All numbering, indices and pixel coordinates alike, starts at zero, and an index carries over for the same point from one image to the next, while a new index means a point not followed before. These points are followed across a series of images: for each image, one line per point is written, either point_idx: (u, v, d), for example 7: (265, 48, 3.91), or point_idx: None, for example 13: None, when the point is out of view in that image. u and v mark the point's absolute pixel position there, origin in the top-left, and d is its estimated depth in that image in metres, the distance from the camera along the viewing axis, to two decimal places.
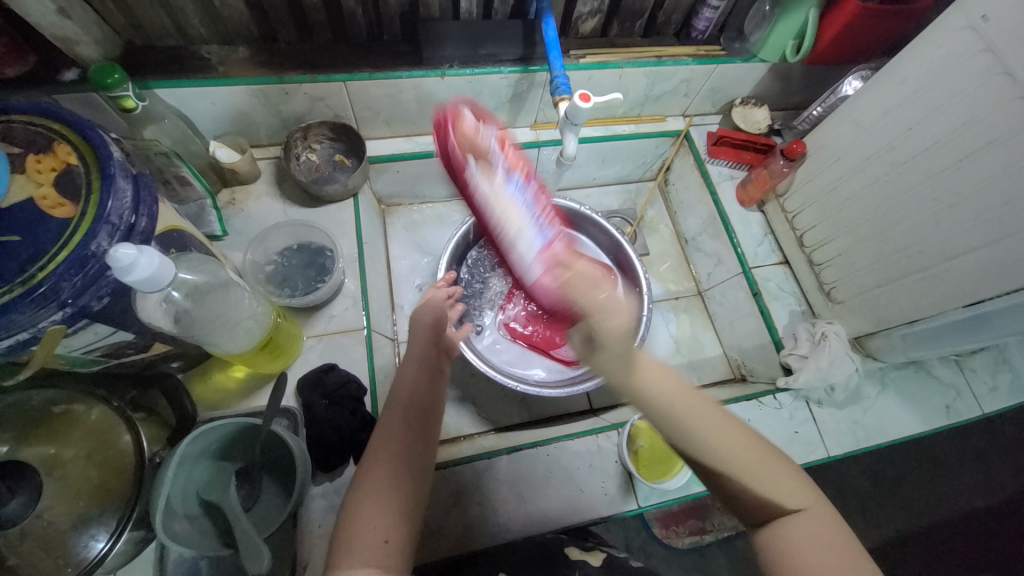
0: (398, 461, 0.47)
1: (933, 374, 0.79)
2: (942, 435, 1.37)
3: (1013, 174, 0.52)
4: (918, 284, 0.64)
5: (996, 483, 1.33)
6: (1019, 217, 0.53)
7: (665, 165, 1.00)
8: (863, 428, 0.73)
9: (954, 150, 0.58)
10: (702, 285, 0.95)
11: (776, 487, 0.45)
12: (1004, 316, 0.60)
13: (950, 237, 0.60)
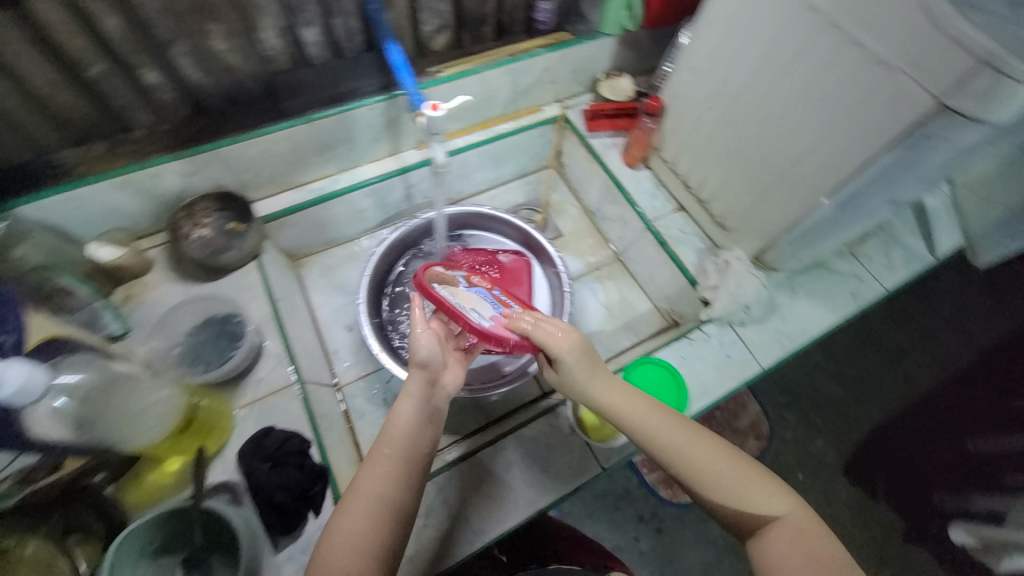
0: (368, 505, 0.49)
1: (834, 268, 0.86)
2: (881, 326, 1.57)
3: (822, 72, 0.59)
4: (785, 190, 0.70)
5: (950, 355, 1.52)
6: (836, 109, 0.59)
7: (556, 150, 1.05)
8: (786, 333, 0.79)
9: (773, 71, 0.64)
10: (618, 250, 1.00)
11: (744, 495, 0.55)
12: (861, 198, 0.66)
13: (795, 146, 0.66)
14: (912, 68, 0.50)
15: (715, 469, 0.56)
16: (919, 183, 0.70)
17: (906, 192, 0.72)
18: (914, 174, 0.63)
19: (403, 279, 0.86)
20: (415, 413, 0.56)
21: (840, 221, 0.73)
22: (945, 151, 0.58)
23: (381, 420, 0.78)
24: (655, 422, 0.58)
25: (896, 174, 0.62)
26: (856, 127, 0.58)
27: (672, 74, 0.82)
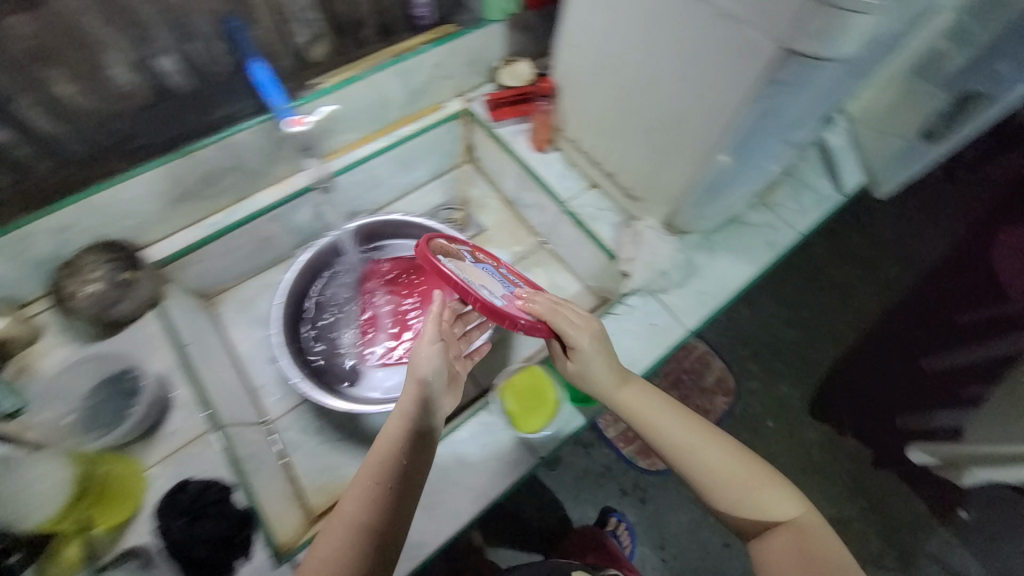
0: (347, 527, 0.52)
1: (747, 221, 0.88)
2: (830, 265, 1.77)
3: (682, 29, 0.58)
4: (676, 152, 0.69)
5: (890, 284, 1.73)
6: (700, 65, 0.59)
7: (467, 145, 1.03)
8: (708, 292, 0.81)
9: (640, 34, 0.64)
10: (542, 236, 0.99)
11: (751, 495, 0.62)
12: (745, 151, 0.66)
13: (675, 106, 0.65)
14: (753, 13, 0.50)
15: (724, 466, 0.64)
16: (807, 125, 0.70)
17: (797, 136, 0.73)
18: (798, 116, 0.63)
19: (324, 298, 0.83)
20: (398, 434, 0.56)
21: (742, 173, 0.73)
22: (817, 90, 0.58)
23: (318, 448, 0.76)
24: (669, 419, 0.66)
25: (779, 120, 0.62)
26: (720, 81, 0.57)
27: (558, 51, 0.81)
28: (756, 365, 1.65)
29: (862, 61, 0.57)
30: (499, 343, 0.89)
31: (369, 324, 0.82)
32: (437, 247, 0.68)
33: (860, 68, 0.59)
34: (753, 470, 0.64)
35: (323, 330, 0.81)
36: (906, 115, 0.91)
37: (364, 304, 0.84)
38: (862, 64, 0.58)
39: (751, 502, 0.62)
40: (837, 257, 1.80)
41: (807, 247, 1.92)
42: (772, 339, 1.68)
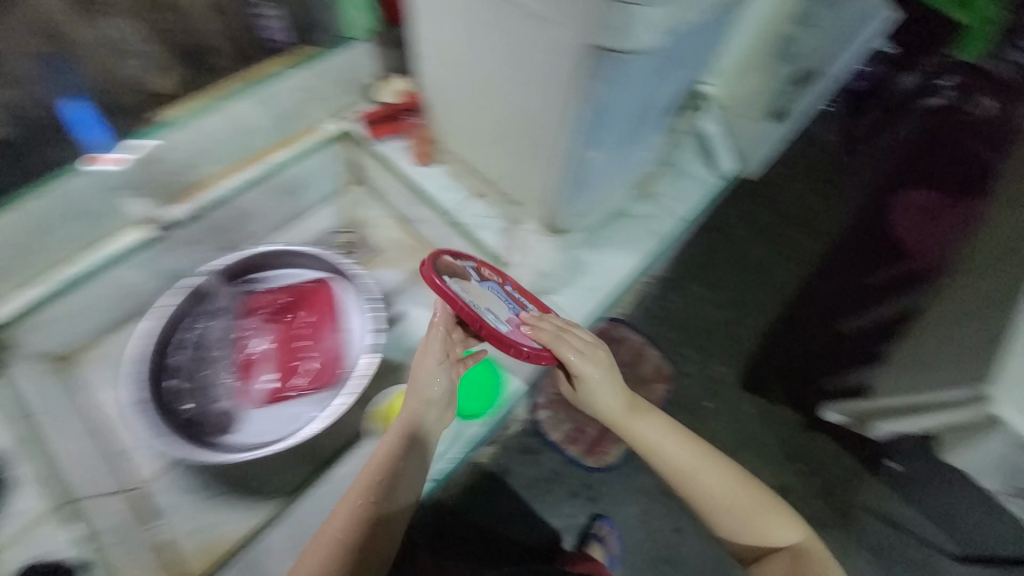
0: (334, 527, 0.66)
1: (633, 213, 0.90)
2: (753, 241, 1.90)
3: (504, 37, 0.58)
4: (536, 154, 0.70)
5: (812, 248, 1.90)
6: (529, 70, 0.59)
7: (354, 165, 0.99)
8: (596, 287, 0.84)
9: (469, 39, 0.63)
10: (437, 250, 0.96)
11: (754, 519, 0.75)
12: (598, 148, 0.67)
13: (521, 112, 0.65)
14: (555, 11, 0.50)
15: (730, 492, 0.76)
16: (652, 113, 0.72)
17: (651, 124, 0.76)
18: (633, 107, 0.64)
19: (193, 341, 0.78)
20: (385, 454, 0.71)
21: (603, 167, 0.74)
22: (640, 80, 0.59)
23: (188, 510, 0.77)
24: (682, 451, 0.76)
25: (616, 114, 0.62)
26: (551, 83, 0.58)
27: (417, 62, 0.78)
28: (689, 350, 1.74)
29: (673, 49, 0.58)
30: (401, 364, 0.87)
31: (246, 362, 0.78)
32: (449, 261, 0.71)
33: (676, 54, 0.61)
34: (762, 503, 0.76)
35: (193, 375, 0.77)
36: (770, 93, 0.92)
37: (239, 343, 0.79)
38: (677, 50, 0.59)
39: (756, 529, 0.75)
40: (757, 235, 1.94)
41: (729, 229, 2.01)
42: (708, 321, 1.75)
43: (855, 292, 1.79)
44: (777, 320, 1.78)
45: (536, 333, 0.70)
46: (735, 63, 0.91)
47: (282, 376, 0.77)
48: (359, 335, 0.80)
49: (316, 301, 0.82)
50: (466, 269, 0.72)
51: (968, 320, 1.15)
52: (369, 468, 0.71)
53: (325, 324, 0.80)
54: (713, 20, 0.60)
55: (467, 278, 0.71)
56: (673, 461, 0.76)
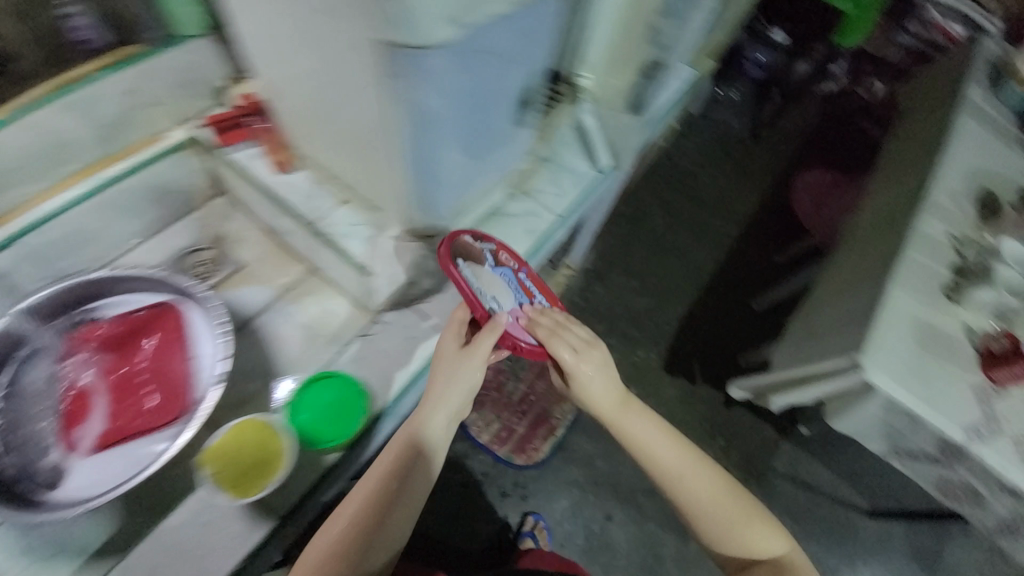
0: (347, 519, 0.70)
1: (510, 213, 0.88)
2: (661, 229, 2.13)
3: (308, 34, 0.55)
4: (378, 157, 0.66)
5: (717, 237, 2.14)
6: (339, 69, 0.56)
7: (215, 175, 0.92)
8: (468, 291, 0.81)
9: (284, 21, 0.57)
10: (309, 261, 0.88)
11: (742, 531, 0.77)
12: (438, 147, 0.63)
13: (350, 113, 0.62)
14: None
15: (723, 507, 0.77)
16: (491, 115, 0.67)
17: (508, 122, 0.73)
18: (455, 110, 0.59)
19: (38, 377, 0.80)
20: (397, 454, 0.72)
21: (448, 173, 0.69)
22: (449, 81, 0.54)
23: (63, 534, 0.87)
24: (680, 459, 0.77)
25: (434, 117, 0.57)
26: (360, 82, 0.55)
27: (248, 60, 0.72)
28: (613, 338, 1.84)
29: (476, 47, 0.53)
30: (266, 390, 0.79)
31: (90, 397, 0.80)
32: (466, 244, 0.77)
33: (488, 52, 0.56)
34: (754, 517, 0.78)
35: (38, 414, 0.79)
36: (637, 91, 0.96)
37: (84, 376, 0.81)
38: (485, 48, 0.55)
39: (744, 540, 0.77)
40: (670, 224, 2.15)
41: (648, 220, 2.13)
42: (625, 308, 1.92)
43: (760, 269, 2.08)
44: (694, 301, 1.97)
45: (535, 330, 0.75)
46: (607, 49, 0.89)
47: (121, 410, 0.78)
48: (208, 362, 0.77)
49: (164, 325, 0.82)
50: (481, 254, 0.78)
51: (859, 293, 1.17)
52: (381, 463, 0.73)
53: (174, 344, 0.82)
54: (534, 9, 0.58)
55: (481, 262, 0.78)
56: (671, 469, 0.77)
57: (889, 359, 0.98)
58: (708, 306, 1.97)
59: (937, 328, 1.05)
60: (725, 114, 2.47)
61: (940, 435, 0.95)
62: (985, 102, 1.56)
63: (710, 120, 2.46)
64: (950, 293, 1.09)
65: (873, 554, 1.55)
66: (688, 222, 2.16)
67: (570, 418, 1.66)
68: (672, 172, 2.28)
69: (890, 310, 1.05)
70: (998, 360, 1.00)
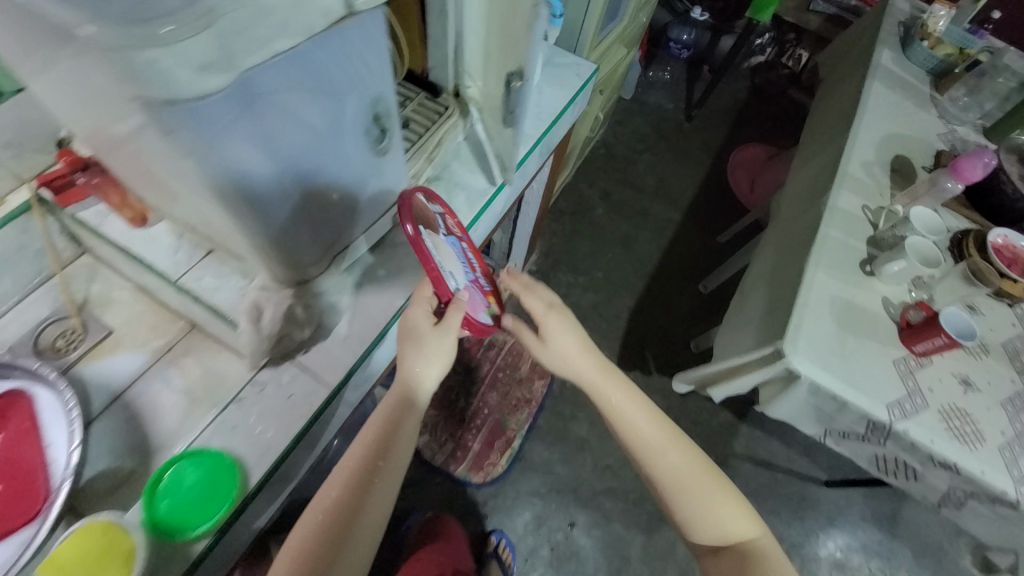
0: (324, 507, 0.65)
1: (400, 241, 0.83)
2: (605, 219, 2.11)
3: (78, 86, 0.47)
4: (209, 207, 0.59)
5: (662, 222, 2.13)
6: (123, 121, 0.48)
7: (70, 234, 0.83)
8: (356, 335, 0.74)
9: (54, 72, 0.49)
10: (185, 318, 0.80)
11: (713, 508, 0.76)
12: (272, 193, 0.56)
13: (160, 163, 0.54)
14: (77, 47, 0.38)
15: (699, 486, 0.77)
16: (334, 149, 0.60)
17: (367, 149, 0.66)
18: (271, 156, 0.52)
19: None
20: (383, 427, 0.69)
21: (301, 217, 0.62)
22: (244, 130, 0.47)
23: None
24: (659, 431, 0.78)
25: (241, 167, 0.50)
26: (147, 135, 0.47)
27: (57, 108, 0.63)
28: None
29: (268, 91, 0.46)
30: (144, 470, 0.72)
31: None
32: (418, 207, 0.74)
33: (290, 91, 0.49)
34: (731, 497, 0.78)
35: None
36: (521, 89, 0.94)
37: None
38: (283, 89, 0.47)
39: (724, 516, 0.77)
40: (614, 215, 2.12)
41: (590, 214, 2.11)
42: (575, 306, 1.89)
43: (707, 251, 2.08)
44: (643, 291, 1.97)
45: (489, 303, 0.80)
46: (485, 54, 0.83)
47: None
48: (63, 451, 0.70)
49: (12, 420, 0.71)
50: (433, 220, 0.76)
51: (785, 272, 1.16)
52: (365, 439, 0.69)
53: (28, 441, 0.71)
54: (350, 27, 0.50)
55: (434, 231, 0.75)
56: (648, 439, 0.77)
57: (812, 344, 0.98)
58: (657, 294, 1.97)
59: (856, 305, 1.05)
60: (660, 96, 2.47)
61: (866, 416, 0.95)
62: (895, 65, 1.57)
63: (646, 103, 2.45)
64: (866, 268, 1.10)
65: (835, 520, 1.58)
66: (631, 211, 2.15)
67: (526, 428, 1.63)
68: (609, 162, 2.26)
69: (811, 292, 1.04)
70: (915, 332, 1.00)
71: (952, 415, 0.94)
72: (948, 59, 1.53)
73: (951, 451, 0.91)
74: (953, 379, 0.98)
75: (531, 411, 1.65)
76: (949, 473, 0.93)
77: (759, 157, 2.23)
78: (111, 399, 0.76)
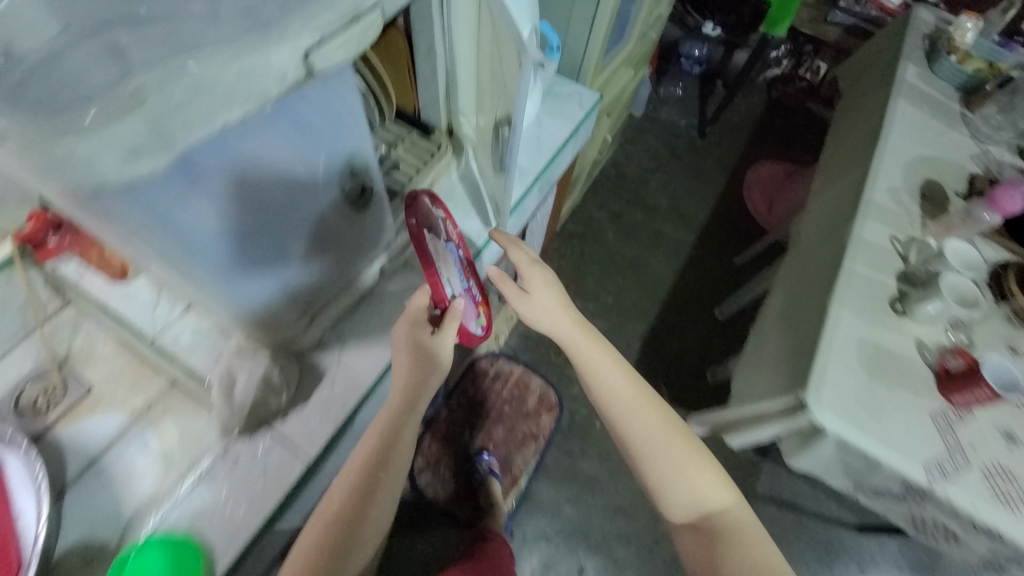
0: (348, 478, 0.64)
1: (388, 291, 0.77)
2: (616, 242, 2.04)
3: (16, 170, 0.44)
4: (177, 274, 0.56)
5: (676, 244, 2.05)
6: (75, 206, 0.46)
7: (56, 287, 0.82)
8: (338, 397, 0.68)
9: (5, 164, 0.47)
10: (164, 376, 0.77)
11: (690, 477, 0.72)
12: (238, 260, 0.53)
13: (123, 236, 0.52)
14: None
15: (673, 454, 0.72)
16: (310, 214, 0.57)
17: (347, 206, 0.62)
18: (235, 228, 0.49)
19: None
20: (383, 436, 0.65)
21: (276, 278, 0.59)
22: (194, 203, 0.45)
23: None
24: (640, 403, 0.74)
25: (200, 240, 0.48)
26: (96, 215, 0.45)
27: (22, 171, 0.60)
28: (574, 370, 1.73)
29: (214, 168, 0.43)
30: (115, 545, 0.68)
31: None
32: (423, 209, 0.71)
33: (242, 160, 0.45)
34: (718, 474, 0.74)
35: None
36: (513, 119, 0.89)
37: None
38: (224, 163, 0.44)
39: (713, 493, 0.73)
40: (625, 237, 2.05)
41: (599, 237, 2.04)
42: None
43: (724, 275, 1.99)
44: (655, 317, 1.89)
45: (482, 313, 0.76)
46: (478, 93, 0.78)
47: None
48: (30, 521, 0.67)
49: None
50: (436, 226, 0.73)
51: (808, 310, 1.07)
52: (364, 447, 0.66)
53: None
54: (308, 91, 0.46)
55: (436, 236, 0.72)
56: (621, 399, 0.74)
57: (839, 396, 0.90)
58: (671, 320, 1.89)
59: (886, 349, 0.97)
60: (672, 112, 2.40)
61: (902, 476, 0.87)
62: (921, 81, 1.48)
63: (657, 120, 2.38)
64: (898, 306, 1.01)
65: (867, 569, 1.46)
66: (642, 233, 2.07)
67: (533, 465, 1.57)
68: (619, 182, 2.19)
69: (836, 335, 0.96)
70: (955, 382, 0.91)
71: (997, 476, 0.85)
72: (978, 75, 1.45)
73: (998, 518, 0.82)
74: (996, 433, 0.90)
75: (539, 448, 1.59)
76: (998, 542, 0.84)
77: (777, 176, 2.14)
78: (86, 463, 0.73)
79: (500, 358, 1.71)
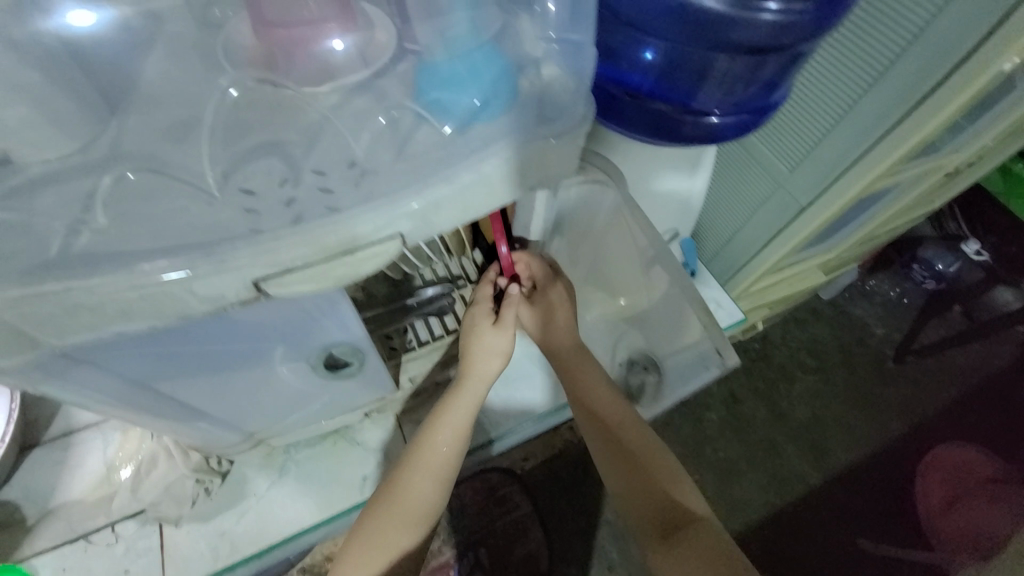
0: (427, 472, 0.58)
1: (358, 439, 0.68)
2: (718, 435, 1.51)
3: None
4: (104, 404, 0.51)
5: (794, 475, 1.47)
6: None
7: None
8: (234, 534, 0.62)
9: None
10: None
11: (647, 478, 0.59)
12: (165, 412, 0.48)
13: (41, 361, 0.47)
14: None
15: (636, 443, 0.60)
16: (260, 373, 0.50)
17: (309, 370, 0.54)
18: (152, 388, 0.43)
19: None
20: (462, 417, 0.61)
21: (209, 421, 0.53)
22: (97, 379, 0.38)
23: None
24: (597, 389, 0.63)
25: (101, 394, 0.40)
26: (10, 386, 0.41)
27: None
28: (581, 548, 1.36)
29: (130, 358, 0.38)
30: None
31: None
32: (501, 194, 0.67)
33: (186, 343, 0.40)
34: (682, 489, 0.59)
35: None
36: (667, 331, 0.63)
37: None
38: (154, 353, 0.39)
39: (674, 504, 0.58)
40: (735, 433, 1.51)
41: (700, 414, 1.53)
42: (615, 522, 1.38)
43: (836, 560, 1.38)
44: None
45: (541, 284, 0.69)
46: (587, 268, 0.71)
47: None
48: None
49: None
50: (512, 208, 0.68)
51: None
52: (438, 425, 0.60)
53: None
54: (289, 304, 0.41)
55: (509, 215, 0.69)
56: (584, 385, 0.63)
57: None
58: None
59: None
60: (872, 315, 1.69)
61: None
62: None
63: (846, 314, 1.69)
64: None
65: None
66: (753, 438, 1.51)
67: None
68: (761, 364, 1.61)
69: None
70: None
71: None
72: None
73: None
74: None
75: None
76: None
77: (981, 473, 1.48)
78: (51, 433, 0.70)
79: (514, 484, 1.41)
